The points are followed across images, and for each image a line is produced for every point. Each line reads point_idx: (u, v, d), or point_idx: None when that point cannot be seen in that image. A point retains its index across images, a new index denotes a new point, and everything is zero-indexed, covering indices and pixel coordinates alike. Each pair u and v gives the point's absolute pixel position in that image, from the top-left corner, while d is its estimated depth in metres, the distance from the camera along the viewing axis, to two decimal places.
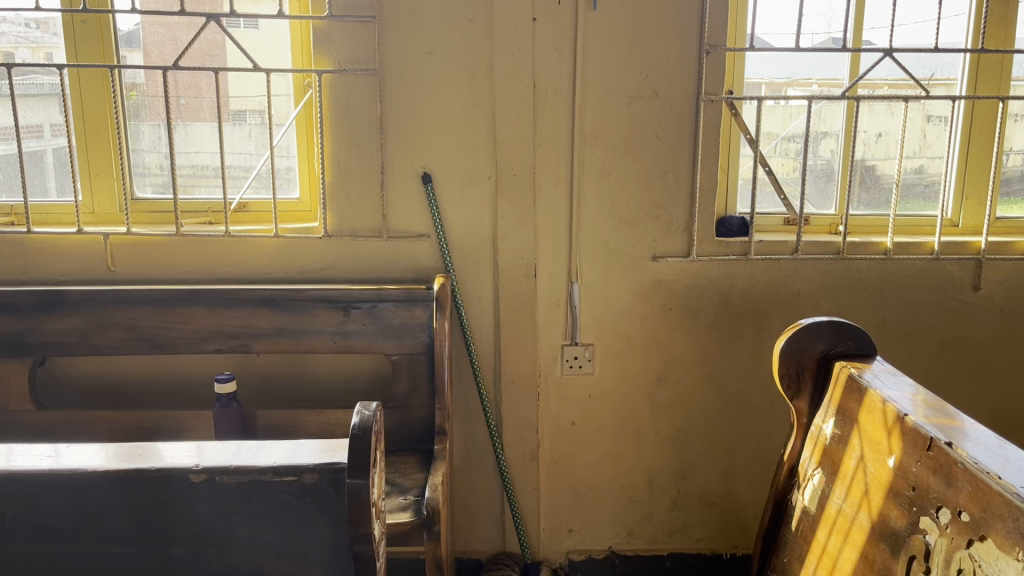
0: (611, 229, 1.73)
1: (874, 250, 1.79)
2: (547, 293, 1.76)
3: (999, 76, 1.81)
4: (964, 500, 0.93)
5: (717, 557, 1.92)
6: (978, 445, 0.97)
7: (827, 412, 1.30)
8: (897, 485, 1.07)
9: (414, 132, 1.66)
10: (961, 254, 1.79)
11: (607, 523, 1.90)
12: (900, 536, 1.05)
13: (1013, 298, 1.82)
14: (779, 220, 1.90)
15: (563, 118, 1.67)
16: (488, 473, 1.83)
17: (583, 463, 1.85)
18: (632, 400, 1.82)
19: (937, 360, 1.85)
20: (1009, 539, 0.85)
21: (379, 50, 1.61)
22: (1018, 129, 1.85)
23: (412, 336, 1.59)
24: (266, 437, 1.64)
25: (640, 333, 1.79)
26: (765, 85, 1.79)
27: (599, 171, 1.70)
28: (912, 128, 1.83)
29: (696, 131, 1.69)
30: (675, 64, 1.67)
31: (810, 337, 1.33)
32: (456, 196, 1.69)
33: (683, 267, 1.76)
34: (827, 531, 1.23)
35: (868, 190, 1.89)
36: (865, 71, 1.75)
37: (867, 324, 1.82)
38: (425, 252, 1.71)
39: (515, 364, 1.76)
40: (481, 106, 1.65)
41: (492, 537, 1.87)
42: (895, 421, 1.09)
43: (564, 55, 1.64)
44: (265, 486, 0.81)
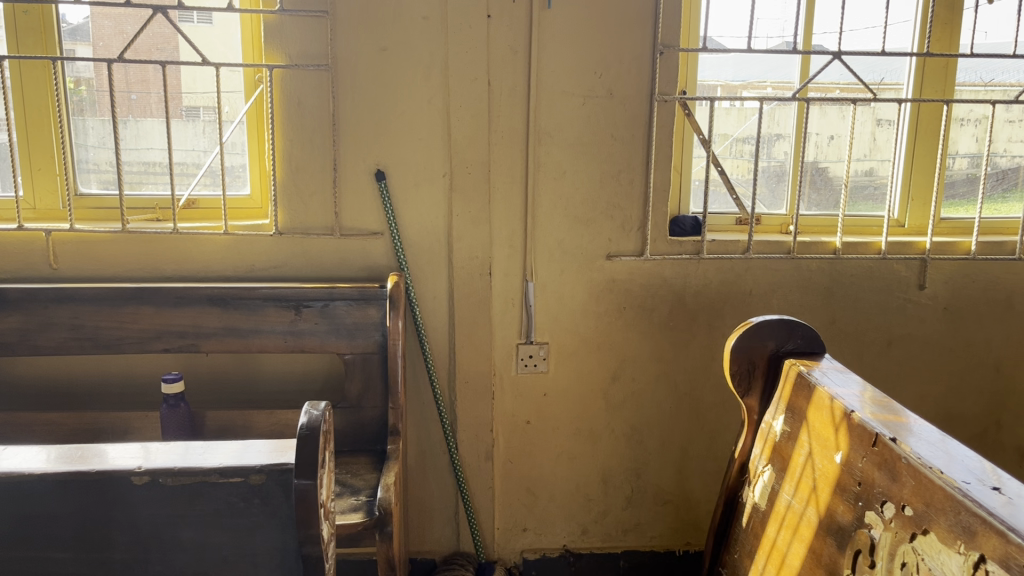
0: (566, 228, 1.74)
1: (824, 250, 1.82)
2: (502, 292, 1.75)
3: (945, 79, 1.85)
4: (908, 494, 0.95)
5: (670, 554, 1.94)
6: (922, 441, 0.99)
7: (777, 409, 1.32)
8: (844, 480, 1.09)
9: (368, 128, 1.64)
10: (907, 253, 1.83)
11: (562, 522, 1.90)
12: (846, 531, 1.07)
13: (956, 298, 1.86)
14: (730, 220, 1.92)
15: (518, 116, 1.67)
16: (443, 473, 1.82)
17: (538, 462, 1.85)
18: (586, 399, 1.83)
19: (884, 358, 1.88)
20: (951, 533, 0.86)
21: (332, 46, 1.60)
22: (963, 133, 1.90)
23: (365, 336, 1.58)
24: (216, 438, 1.62)
25: (595, 333, 1.79)
26: (720, 87, 1.81)
27: (554, 170, 1.70)
28: (861, 132, 1.87)
29: (650, 131, 1.70)
30: (629, 64, 1.68)
31: (760, 335, 1.34)
32: (410, 194, 1.68)
33: (637, 266, 1.77)
34: (776, 526, 1.25)
35: (818, 190, 1.92)
36: (816, 73, 1.78)
37: (817, 322, 1.85)
38: (379, 250, 1.70)
39: (470, 363, 1.76)
40: (435, 104, 1.64)
41: (447, 537, 1.86)
42: (842, 418, 1.11)
43: (519, 53, 1.64)
44: (210, 487, 0.79)
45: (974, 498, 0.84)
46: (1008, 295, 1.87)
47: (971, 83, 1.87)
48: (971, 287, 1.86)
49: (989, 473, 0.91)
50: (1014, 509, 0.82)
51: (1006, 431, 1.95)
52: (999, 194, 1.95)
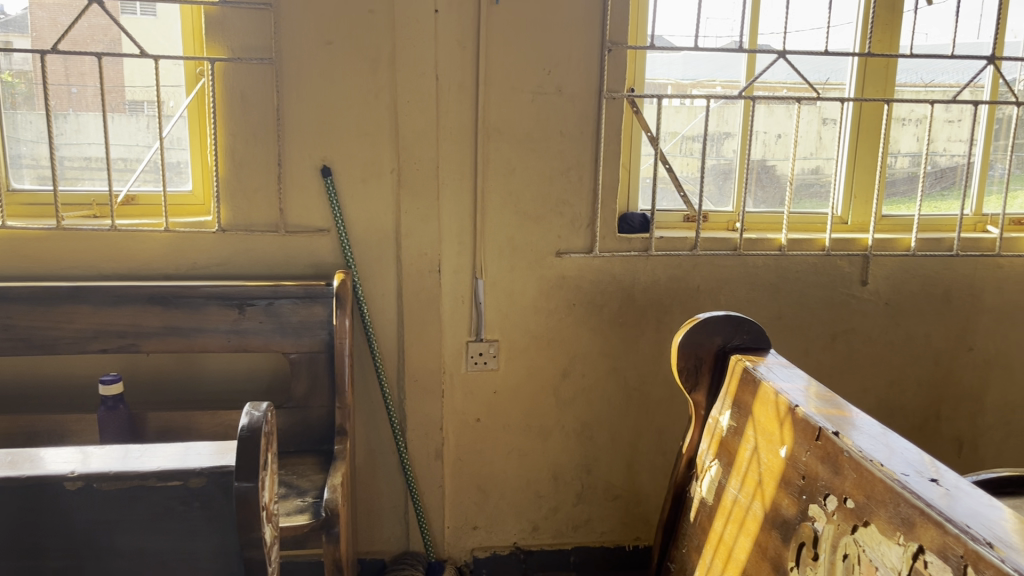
0: (516, 225, 1.73)
1: (769, 246, 1.85)
2: (452, 289, 1.74)
3: (885, 80, 1.89)
4: (850, 487, 0.96)
5: (621, 549, 1.94)
6: (864, 435, 1.01)
7: (724, 405, 1.33)
8: (788, 474, 1.10)
9: (314, 123, 1.62)
10: (850, 250, 1.87)
11: (513, 519, 1.89)
12: (791, 523, 1.08)
13: (897, 293, 1.90)
14: (678, 217, 1.92)
15: (466, 113, 1.66)
16: (393, 472, 1.81)
17: (489, 460, 1.85)
18: (536, 396, 1.83)
19: (828, 352, 1.92)
20: (891, 524, 0.88)
21: (275, 39, 1.57)
22: (905, 132, 1.93)
23: (312, 334, 1.55)
24: (157, 440, 1.58)
25: (544, 330, 1.79)
26: (671, 86, 1.82)
27: (503, 166, 1.70)
28: (808, 130, 1.89)
29: (599, 128, 1.71)
30: (578, 61, 1.68)
31: (706, 331, 1.36)
32: (357, 189, 1.66)
33: (586, 263, 1.77)
34: (723, 520, 1.26)
35: (764, 188, 1.94)
36: (761, 72, 1.80)
37: (763, 318, 1.87)
38: (325, 247, 1.68)
39: (419, 361, 1.74)
40: (382, 99, 1.62)
41: (396, 536, 1.85)
42: (786, 413, 1.13)
43: (467, 48, 1.63)
44: (148, 492, 0.77)
45: (912, 490, 0.86)
46: (946, 289, 1.91)
47: (912, 83, 1.91)
48: (911, 282, 1.90)
49: (927, 465, 0.92)
50: (951, 500, 0.84)
51: (945, 421, 1.99)
52: (938, 192, 1.99)
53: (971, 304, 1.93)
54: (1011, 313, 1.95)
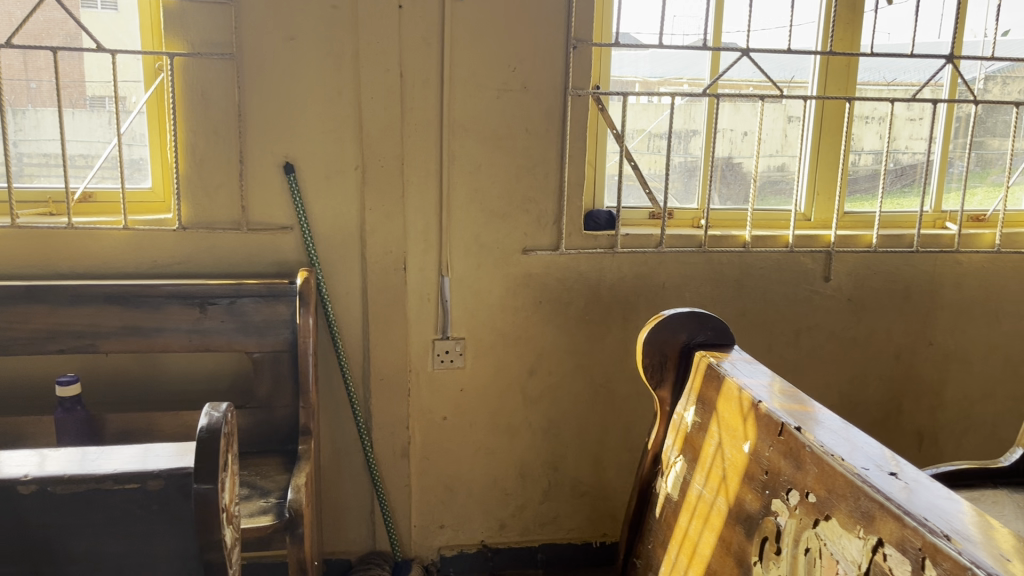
0: (482, 222, 1.72)
1: (733, 243, 1.86)
2: (417, 287, 1.73)
3: (847, 78, 1.91)
4: (811, 482, 0.97)
5: (587, 546, 1.95)
6: (825, 430, 1.02)
7: (688, 401, 1.34)
8: (751, 469, 1.11)
9: (276, 120, 1.60)
10: (812, 246, 1.89)
11: (480, 517, 1.89)
12: (754, 518, 1.09)
13: (859, 289, 1.93)
14: (644, 214, 1.93)
15: (432, 109, 1.64)
16: (359, 471, 1.80)
17: (456, 458, 1.84)
18: (503, 394, 1.82)
19: (792, 348, 1.94)
20: (851, 518, 0.89)
21: (236, 34, 1.55)
22: (868, 130, 1.95)
23: (275, 333, 1.54)
24: (116, 442, 1.55)
25: (511, 328, 1.79)
26: (639, 83, 1.83)
27: (469, 163, 1.69)
28: (773, 128, 1.91)
29: (564, 126, 1.71)
30: (543, 58, 1.67)
31: (671, 327, 1.36)
32: (321, 187, 1.64)
33: (552, 260, 1.77)
34: (688, 516, 1.27)
35: (728, 185, 1.95)
36: (725, 70, 1.81)
37: (728, 314, 1.88)
38: (289, 245, 1.66)
39: (385, 359, 1.73)
40: (346, 95, 1.61)
41: (362, 536, 1.84)
42: (749, 408, 1.13)
43: (431, 44, 1.62)
44: (105, 495, 0.75)
45: (872, 484, 0.87)
46: (906, 286, 1.94)
47: (875, 81, 1.93)
48: (872, 278, 1.92)
49: (888, 460, 0.93)
50: (911, 493, 0.85)
51: (906, 415, 2.02)
52: (898, 189, 2.00)
53: (931, 299, 1.96)
54: (969, 308, 1.98)
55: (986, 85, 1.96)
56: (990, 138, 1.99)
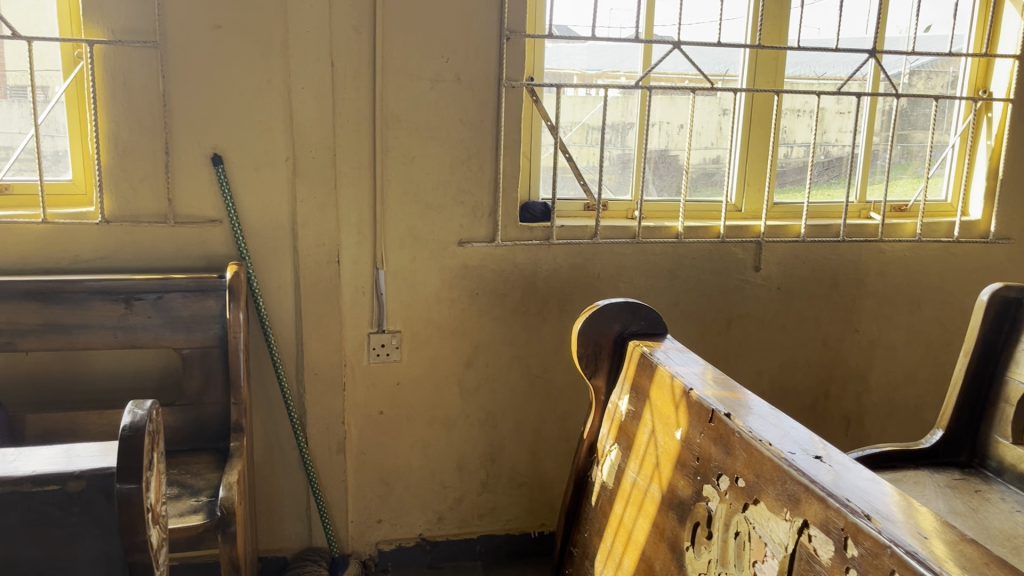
0: (416, 214, 1.71)
1: (667, 234, 1.89)
2: (352, 280, 1.71)
3: (776, 70, 1.95)
4: (740, 467, 0.99)
5: (526, 535, 1.96)
6: (755, 416, 1.04)
7: (622, 390, 1.35)
8: (683, 456, 1.13)
9: (203, 110, 1.56)
10: (742, 236, 1.93)
11: (417, 511, 1.88)
12: (686, 504, 1.11)
13: (789, 278, 1.97)
14: (579, 206, 1.94)
15: (364, 99, 1.63)
16: (293, 468, 1.77)
17: (393, 452, 1.83)
18: (440, 386, 1.82)
19: (724, 336, 1.97)
20: (778, 501, 0.91)
21: (159, 21, 1.51)
22: (800, 123, 2.00)
23: (204, 329, 1.51)
24: (38, 443, 1.50)
25: (447, 320, 1.78)
26: (577, 76, 1.83)
27: (403, 155, 1.67)
28: (708, 121, 1.95)
29: (498, 117, 1.70)
30: (476, 49, 1.67)
31: (605, 317, 1.37)
32: (250, 178, 1.61)
33: (488, 252, 1.77)
34: (623, 504, 1.28)
35: (662, 177, 1.96)
36: (657, 62, 1.84)
37: (662, 304, 1.91)
38: (218, 238, 1.62)
39: (319, 354, 1.71)
40: (276, 86, 1.58)
41: (298, 533, 1.81)
42: (681, 396, 1.15)
43: (362, 34, 1.60)
44: (22, 498, 0.72)
45: (798, 467, 0.89)
46: (833, 275, 1.99)
47: (806, 75, 1.98)
48: (801, 267, 1.97)
49: (815, 444, 0.96)
50: (836, 476, 0.87)
51: (834, 400, 2.08)
52: (826, 181, 2.06)
53: (857, 287, 2.02)
54: (893, 296, 2.04)
55: (911, 80, 2.02)
56: (914, 131, 2.05)
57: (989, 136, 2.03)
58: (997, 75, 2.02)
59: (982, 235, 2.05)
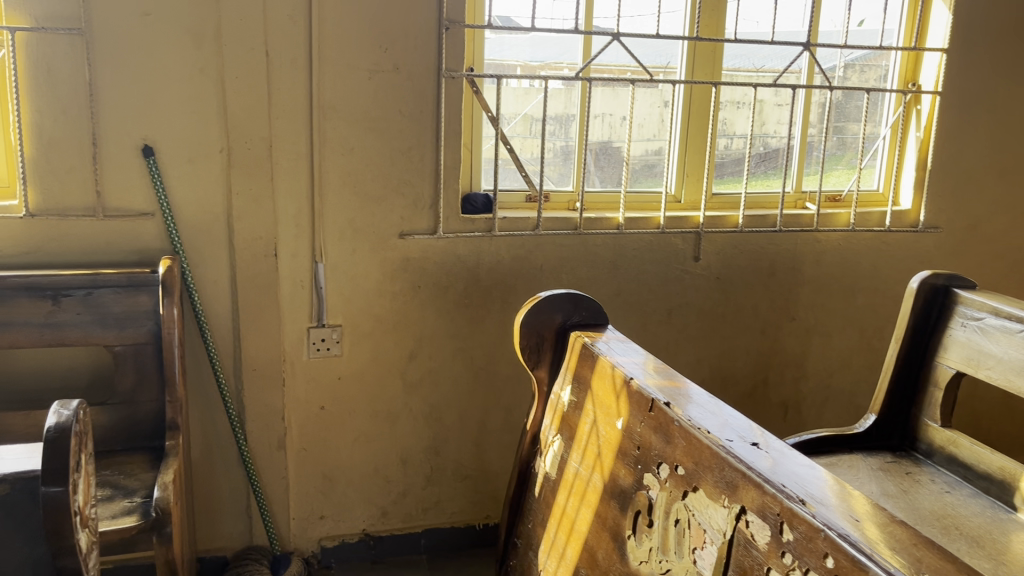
0: (356, 207, 1.69)
1: (608, 225, 1.90)
2: (290, 274, 1.68)
3: (713, 63, 1.98)
4: (680, 455, 1.00)
5: (471, 528, 1.96)
6: (694, 404, 1.05)
7: (565, 380, 1.36)
8: (624, 445, 1.14)
9: (133, 99, 1.52)
10: (683, 227, 1.95)
11: (360, 506, 1.86)
12: (627, 493, 1.11)
13: (727, 268, 2.00)
14: (520, 197, 1.93)
15: (300, 89, 1.60)
16: (233, 465, 1.74)
17: (335, 447, 1.81)
18: (382, 379, 1.80)
19: (665, 326, 1.99)
20: (716, 488, 0.92)
21: (85, 7, 1.46)
22: (740, 115, 2.03)
23: (137, 325, 1.46)
24: None
25: (389, 313, 1.76)
26: (520, 68, 1.83)
27: (342, 146, 1.65)
28: (650, 113, 1.96)
29: (438, 108, 1.69)
30: (415, 38, 1.65)
31: (547, 308, 1.38)
32: (183, 170, 1.57)
33: (429, 244, 1.75)
34: (566, 494, 1.29)
35: (603, 168, 1.97)
36: (597, 53, 1.84)
37: (604, 295, 1.92)
38: (150, 232, 1.58)
39: (257, 349, 1.68)
40: (209, 76, 1.54)
41: (238, 531, 1.78)
42: (622, 385, 1.16)
43: (298, 23, 1.57)
44: None
45: (736, 455, 0.90)
46: (770, 264, 2.03)
47: (745, 68, 2.00)
48: (739, 257, 2.00)
49: (752, 432, 0.97)
50: (772, 462, 0.89)
51: (772, 387, 2.12)
52: (763, 173, 2.09)
53: (794, 276, 2.06)
54: (828, 284, 2.09)
55: (846, 73, 2.06)
56: (848, 123, 2.10)
57: (918, 127, 2.08)
58: (925, 68, 2.07)
59: (912, 224, 2.11)
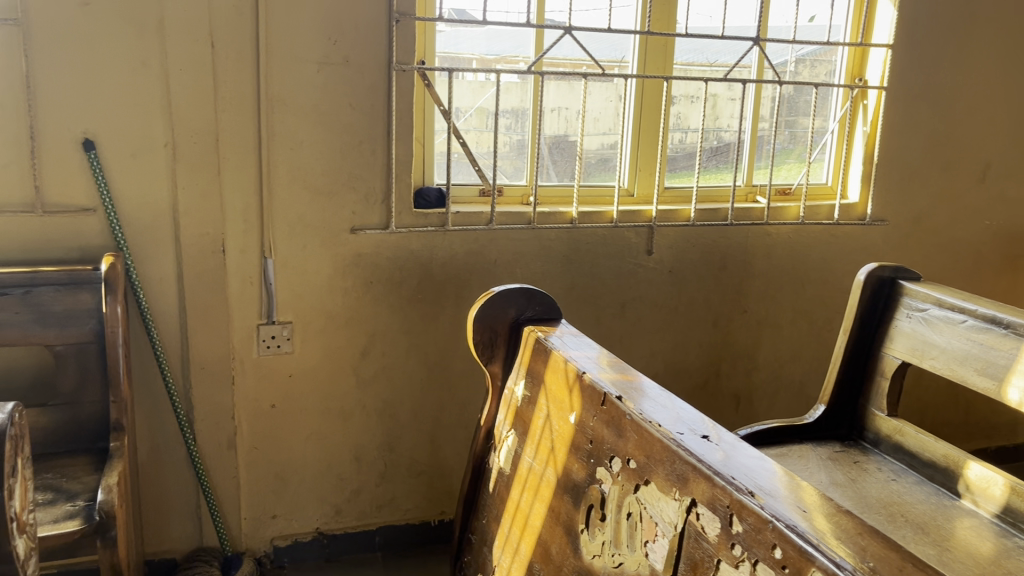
0: (306, 201, 1.66)
1: (561, 219, 1.89)
2: (239, 270, 1.65)
3: (665, 57, 1.98)
4: (632, 448, 1.01)
5: (425, 525, 1.95)
6: (646, 398, 1.05)
7: (518, 375, 1.35)
8: (577, 440, 1.14)
9: (73, 92, 1.48)
10: (635, 221, 1.95)
11: (313, 504, 1.84)
12: (580, 487, 1.11)
13: (679, 261, 2.01)
14: (474, 191, 1.92)
15: (247, 81, 1.57)
16: (181, 466, 1.71)
17: (287, 446, 1.78)
18: (334, 377, 1.78)
19: (619, 320, 2.00)
20: (668, 481, 0.93)
21: None
22: (695, 109, 2.04)
23: (79, 324, 1.43)
24: None
25: (341, 309, 1.74)
26: (476, 61, 1.82)
27: (291, 140, 1.62)
28: (606, 107, 1.97)
29: (390, 101, 1.67)
30: (365, 31, 1.63)
31: (500, 303, 1.37)
32: (127, 165, 1.54)
33: (381, 239, 1.73)
34: (519, 489, 1.29)
35: (557, 162, 1.97)
36: (549, 47, 1.84)
37: (558, 289, 1.92)
38: (93, 228, 1.54)
39: (205, 347, 1.65)
40: (152, 68, 1.51)
41: (188, 532, 1.75)
42: (575, 380, 1.16)
43: (245, 14, 1.54)
44: None
45: (686, 447, 0.91)
46: (721, 257, 2.05)
47: (698, 62, 2.02)
48: (691, 251, 2.02)
49: (703, 425, 0.98)
50: (722, 455, 0.89)
51: (724, 379, 2.14)
52: (714, 167, 2.11)
53: (745, 269, 2.08)
54: (779, 277, 2.12)
55: (797, 68, 2.09)
56: (800, 117, 2.12)
57: (865, 122, 2.12)
58: (871, 62, 2.11)
59: (860, 217, 2.15)
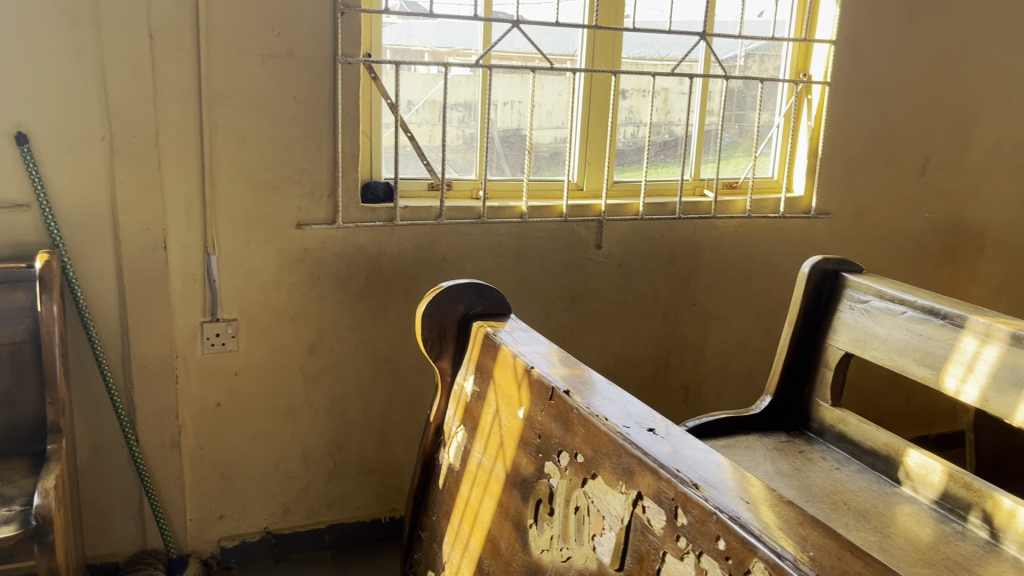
0: (250, 196, 1.63)
1: (511, 214, 1.89)
2: (181, 267, 1.61)
3: (612, 51, 1.99)
4: (579, 442, 1.01)
5: (375, 522, 1.93)
6: (594, 392, 1.05)
7: (467, 370, 1.35)
8: (525, 434, 1.14)
9: (4, 83, 1.43)
10: (584, 216, 1.96)
11: (261, 503, 1.82)
12: (529, 481, 1.11)
13: (629, 255, 2.02)
14: (423, 185, 1.90)
15: (187, 74, 1.53)
16: (124, 466, 1.67)
17: (233, 445, 1.75)
18: (281, 374, 1.75)
19: (569, 313, 2.00)
20: (614, 474, 0.93)
21: None
22: (645, 103, 2.06)
23: (14, 324, 1.39)
24: None
25: (287, 305, 1.72)
26: (428, 54, 1.81)
27: (234, 134, 1.59)
28: (557, 101, 1.97)
29: (336, 94, 1.65)
30: (309, 23, 1.60)
31: (448, 299, 1.36)
32: (62, 160, 1.50)
33: (328, 235, 1.71)
34: (469, 484, 1.28)
35: (507, 156, 1.97)
36: (497, 40, 1.83)
37: (508, 284, 1.92)
38: (28, 224, 1.50)
39: (146, 345, 1.62)
40: (87, 60, 1.47)
41: (131, 534, 1.72)
42: (523, 375, 1.16)
43: (185, 4, 1.50)
44: None
45: (633, 441, 0.91)
46: (670, 251, 2.06)
47: (650, 56, 2.02)
48: (640, 244, 2.03)
49: (650, 418, 0.98)
50: (668, 447, 0.90)
51: (673, 371, 2.16)
52: (662, 161, 2.12)
53: (693, 263, 2.10)
54: (726, 270, 2.14)
55: (746, 63, 2.12)
56: (749, 111, 2.15)
57: (809, 117, 2.16)
58: (815, 59, 2.14)
59: (805, 211, 2.18)
